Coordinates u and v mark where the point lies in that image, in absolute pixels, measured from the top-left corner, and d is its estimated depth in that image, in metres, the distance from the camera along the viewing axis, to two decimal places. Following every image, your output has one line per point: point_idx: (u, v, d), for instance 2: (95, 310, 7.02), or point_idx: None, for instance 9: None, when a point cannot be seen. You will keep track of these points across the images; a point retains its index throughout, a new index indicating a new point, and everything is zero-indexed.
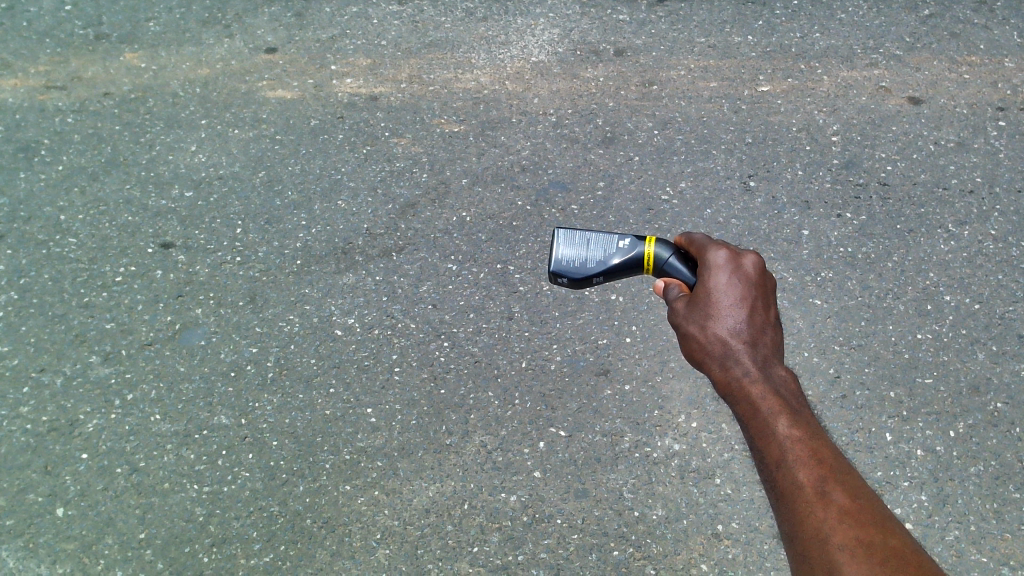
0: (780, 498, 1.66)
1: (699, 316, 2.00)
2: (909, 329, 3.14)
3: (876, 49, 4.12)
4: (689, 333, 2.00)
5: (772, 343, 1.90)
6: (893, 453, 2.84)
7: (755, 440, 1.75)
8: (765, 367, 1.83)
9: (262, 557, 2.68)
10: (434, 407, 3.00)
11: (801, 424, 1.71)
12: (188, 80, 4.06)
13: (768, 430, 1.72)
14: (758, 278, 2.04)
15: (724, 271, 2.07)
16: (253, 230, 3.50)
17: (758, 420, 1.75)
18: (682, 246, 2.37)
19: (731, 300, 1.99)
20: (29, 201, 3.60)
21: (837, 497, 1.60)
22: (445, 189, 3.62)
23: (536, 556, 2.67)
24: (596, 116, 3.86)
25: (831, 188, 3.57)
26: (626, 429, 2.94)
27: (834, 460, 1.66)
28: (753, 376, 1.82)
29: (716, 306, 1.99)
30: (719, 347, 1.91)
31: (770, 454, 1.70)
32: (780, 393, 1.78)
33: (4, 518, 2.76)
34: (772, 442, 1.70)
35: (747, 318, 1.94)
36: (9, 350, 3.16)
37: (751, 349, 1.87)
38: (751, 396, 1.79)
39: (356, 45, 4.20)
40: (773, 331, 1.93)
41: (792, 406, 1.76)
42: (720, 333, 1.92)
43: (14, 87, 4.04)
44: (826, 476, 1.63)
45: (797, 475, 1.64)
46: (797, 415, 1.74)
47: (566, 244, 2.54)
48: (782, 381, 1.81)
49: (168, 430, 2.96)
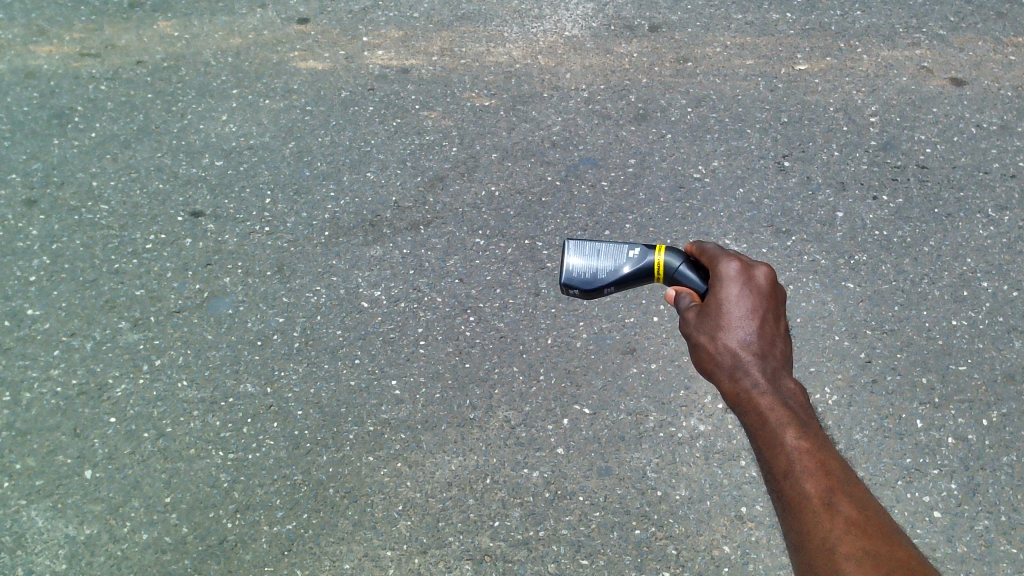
0: (786, 511, 1.52)
1: (708, 324, 1.84)
2: (943, 315, 3.08)
3: (919, 28, 4.02)
4: (697, 342, 1.84)
5: (783, 354, 1.74)
6: (924, 440, 2.79)
7: (761, 453, 1.60)
8: (775, 378, 1.68)
9: (285, 524, 2.70)
10: (459, 382, 2.99)
11: (810, 436, 1.56)
12: (220, 50, 4.06)
13: (776, 441, 1.57)
14: (770, 286, 1.87)
15: (735, 279, 1.90)
16: (282, 201, 3.50)
17: (765, 431, 1.60)
18: (693, 253, 2.18)
19: (741, 310, 1.82)
20: (62, 168, 3.63)
21: (845, 509, 1.45)
22: (475, 164, 3.60)
23: (557, 532, 2.66)
24: (628, 93, 3.81)
25: (868, 169, 3.50)
26: (650, 408, 2.92)
27: (846, 472, 1.52)
28: (763, 387, 1.66)
29: (726, 315, 1.82)
30: (728, 358, 1.75)
31: (775, 464, 1.55)
32: (788, 404, 1.63)
33: (34, 479, 2.81)
34: (778, 453, 1.56)
35: (757, 328, 1.78)
36: (40, 314, 3.20)
37: (760, 360, 1.71)
38: (759, 408, 1.63)
39: (388, 17, 4.17)
40: (784, 342, 1.77)
41: (802, 417, 1.61)
42: (729, 343, 1.76)
43: (49, 54, 4.07)
44: (835, 487, 1.49)
45: (805, 486, 1.50)
46: (806, 426, 1.59)
47: (576, 254, 2.41)
48: (792, 393, 1.65)
49: (194, 397, 2.98)
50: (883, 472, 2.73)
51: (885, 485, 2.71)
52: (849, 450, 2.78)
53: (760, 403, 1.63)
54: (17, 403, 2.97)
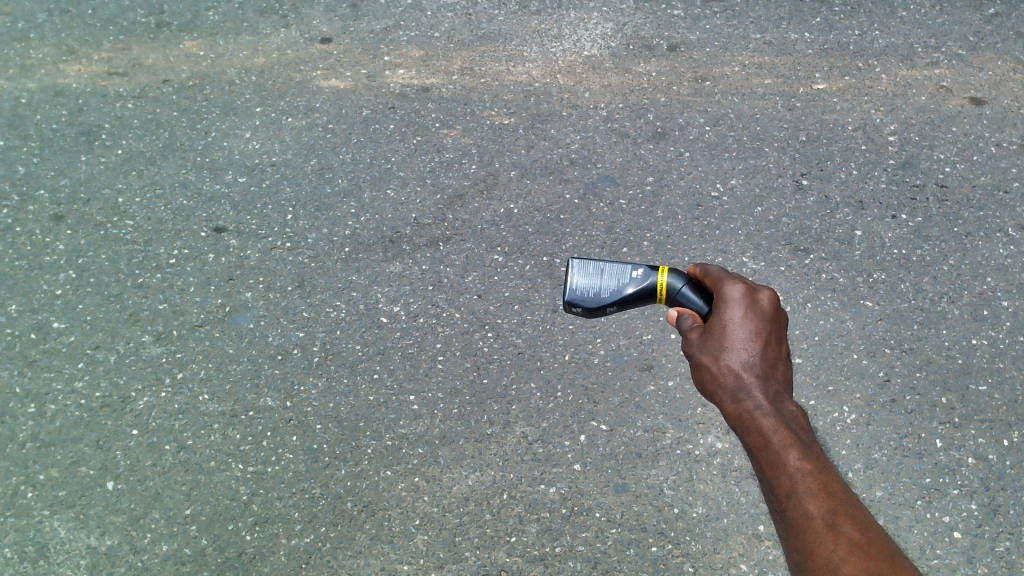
0: (788, 532, 1.51)
1: (711, 345, 1.85)
2: (963, 334, 3.07)
3: (938, 48, 4.03)
4: (700, 363, 1.84)
5: (785, 378, 1.76)
6: (943, 460, 2.77)
7: (763, 473, 1.60)
8: (777, 401, 1.69)
9: (303, 537, 2.72)
10: (476, 397, 3.01)
11: (813, 458, 1.57)
12: (244, 69, 4.13)
13: (778, 463, 1.58)
14: (773, 310, 1.88)
15: (739, 301, 1.92)
16: (304, 217, 3.55)
17: (768, 452, 1.61)
18: (697, 276, 2.20)
19: (744, 332, 1.84)
20: (89, 184, 3.70)
21: (847, 530, 1.45)
22: (494, 181, 3.63)
23: (573, 548, 2.66)
24: (647, 112, 3.83)
25: (886, 188, 3.50)
26: (667, 425, 2.92)
27: (848, 495, 1.52)
28: (765, 409, 1.67)
29: (730, 336, 1.84)
30: (731, 379, 1.76)
31: (778, 484, 1.55)
32: (791, 427, 1.64)
33: (57, 489, 2.84)
34: (781, 474, 1.56)
35: (761, 350, 1.79)
36: (66, 327, 3.26)
37: (763, 382, 1.73)
38: (762, 429, 1.64)
39: (409, 37, 4.23)
40: (786, 366, 1.79)
41: (804, 440, 1.61)
42: (732, 365, 1.77)
43: (78, 72, 4.15)
44: (838, 508, 1.49)
45: (808, 507, 1.50)
46: (808, 448, 1.59)
47: (580, 273, 2.41)
48: (794, 416, 1.66)
49: (216, 410, 3.01)
50: (902, 492, 2.72)
51: (903, 504, 2.69)
52: (868, 469, 2.76)
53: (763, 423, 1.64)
54: (42, 414, 3.02)
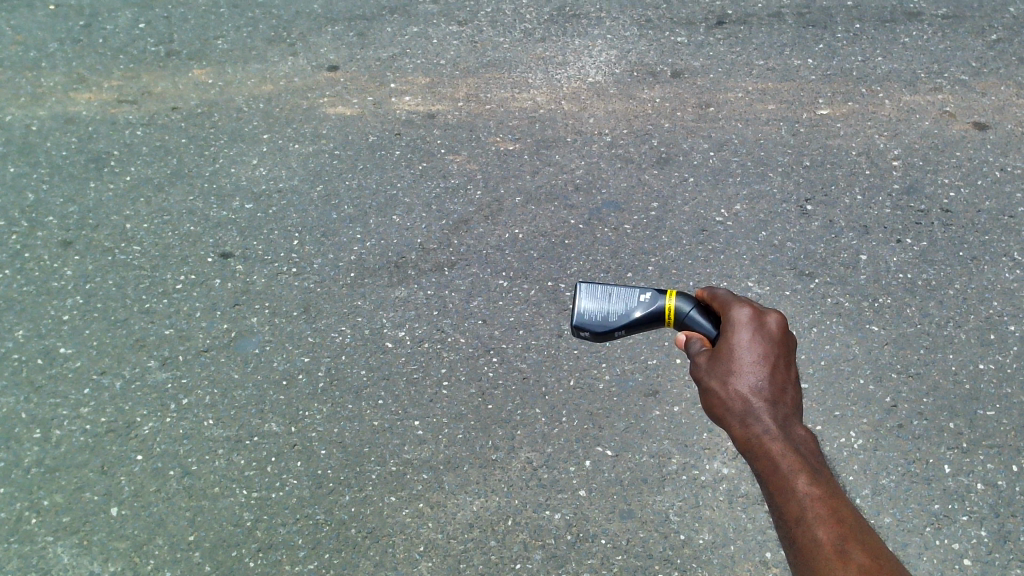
0: (797, 558, 1.50)
1: (719, 369, 1.85)
2: (971, 359, 3.05)
3: (941, 73, 4.05)
4: (707, 387, 1.84)
5: (794, 402, 1.75)
6: (952, 486, 2.75)
7: (771, 498, 1.59)
8: (786, 425, 1.68)
9: (308, 564, 2.71)
10: (481, 422, 3.00)
11: (821, 482, 1.56)
12: (252, 96, 4.17)
13: (787, 488, 1.57)
14: (781, 333, 1.88)
15: (746, 325, 1.92)
16: (310, 243, 3.57)
17: (776, 477, 1.60)
18: (705, 299, 2.21)
19: (752, 356, 1.83)
20: (97, 210, 3.73)
21: (857, 555, 1.43)
22: (499, 207, 3.65)
23: (578, 575, 2.65)
24: (651, 137, 3.85)
25: (891, 212, 3.50)
26: (673, 451, 2.90)
27: (858, 520, 1.50)
28: (774, 433, 1.67)
29: (737, 360, 1.83)
30: (738, 403, 1.75)
31: (786, 510, 1.54)
32: (799, 451, 1.63)
33: (62, 515, 2.84)
34: (789, 498, 1.55)
35: (768, 374, 1.78)
36: (72, 352, 3.27)
37: (771, 406, 1.72)
38: (770, 453, 1.63)
39: (415, 64, 4.27)
40: (794, 389, 1.78)
41: (813, 465, 1.60)
42: (740, 389, 1.77)
43: (88, 100, 4.20)
44: (847, 533, 1.47)
45: (817, 532, 1.49)
46: (817, 473, 1.58)
47: (588, 297, 2.40)
48: (804, 440, 1.65)
49: (220, 435, 3.01)
50: (910, 518, 2.69)
51: (912, 531, 2.66)
52: (876, 495, 2.74)
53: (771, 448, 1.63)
54: (47, 440, 3.02)
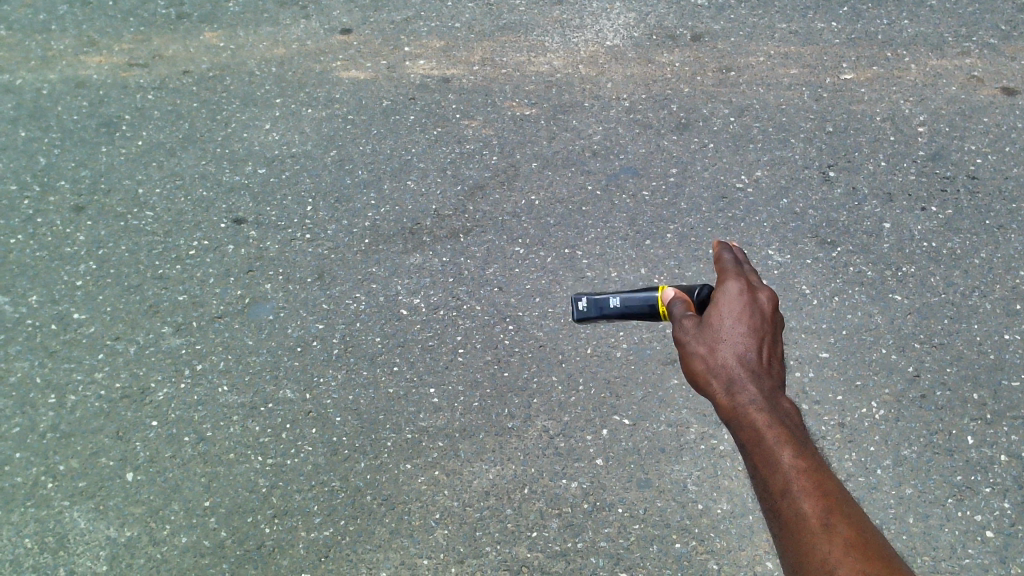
0: (781, 534, 1.34)
1: (705, 335, 1.67)
2: (996, 329, 3.00)
3: (968, 37, 3.94)
4: (690, 354, 1.67)
5: (781, 375, 1.59)
6: (975, 457, 2.71)
7: (753, 470, 1.43)
8: (773, 395, 1.52)
9: (323, 531, 2.70)
10: (497, 390, 2.97)
11: (809, 455, 1.40)
12: (264, 60, 4.11)
13: (772, 458, 1.41)
14: (773, 309, 1.72)
15: (738, 294, 1.74)
16: (323, 208, 3.53)
17: (760, 448, 1.44)
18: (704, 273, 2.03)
19: (741, 324, 1.66)
20: (109, 174, 3.70)
21: (845, 531, 1.29)
22: (515, 172, 3.59)
23: (596, 544, 2.62)
24: (670, 102, 3.78)
25: (916, 180, 3.43)
26: (692, 420, 2.87)
27: (845, 494, 1.36)
28: (760, 403, 1.50)
29: (725, 329, 1.66)
30: (723, 370, 1.59)
31: (770, 482, 1.38)
32: (787, 422, 1.47)
33: (77, 480, 2.84)
34: (774, 470, 1.39)
35: (757, 344, 1.62)
36: (86, 318, 3.25)
37: (756, 376, 1.55)
38: (755, 423, 1.47)
39: (429, 27, 4.19)
40: (782, 363, 1.62)
41: (799, 437, 1.45)
42: (726, 357, 1.60)
43: (99, 63, 4.15)
44: (835, 507, 1.32)
45: (804, 508, 1.33)
46: (804, 444, 1.43)
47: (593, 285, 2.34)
48: (791, 412, 1.49)
49: (235, 401, 3.00)
50: (932, 489, 2.65)
51: (934, 502, 2.63)
52: (897, 466, 2.70)
53: (757, 417, 1.47)
54: (62, 405, 3.02)
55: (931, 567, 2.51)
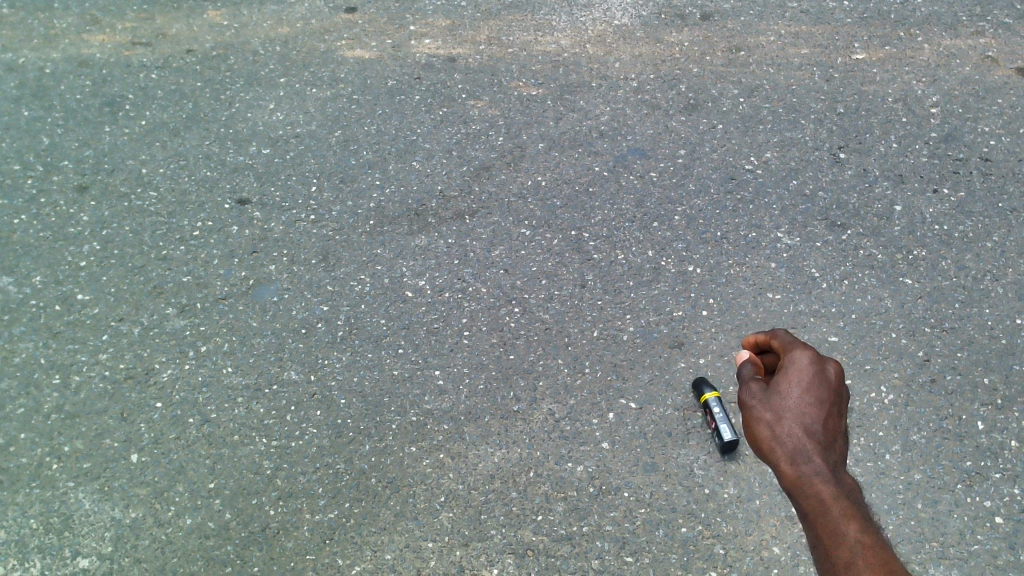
0: None
1: (773, 400, 1.75)
2: (1008, 314, 2.96)
3: (983, 17, 3.88)
4: (757, 417, 1.74)
5: (843, 446, 1.68)
6: (985, 443, 2.68)
7: (819, 543, 1.52)
8: (837, 468, 1.61)
9: (327, 513, 2.68)
10: (503, 373, 2.95)
11: (872, 532, 1.49)
12: (268, 38, 4.07)
13: (839, 535, 1.50)
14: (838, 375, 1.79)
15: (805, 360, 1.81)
16: (328, 189, 3.50)
17: (827, 522, 1.52)
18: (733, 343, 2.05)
19: (808, 392, 1.74)
20: (113, 154, 3.67)
21: None
22: (522, 153, 3.56)
23: (601, 528, 2.61)
24: (678, 83, 3.73)
25: (928, 162, 3.38)
26: (699, 404, 2.85)
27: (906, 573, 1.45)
28: (826, 476, 1.59)
29: (794, 396, 1.74)
30: (790, 439, 1.67)
31: (837, 556, 1.48)
32: (851, 497, 1.56)
33: (82, 462, 2.83)
34: (841, 545, 1.48)
35: (823, 416, 1.70)
36: (90, 299, 3.23)
37: (823, 449, 1.64)
38: (822, 495, 1.56)
39: (435, 6, 4.15)
40: (844, 434, 1.71)
41: (863, 513, 1.54)
42: (794, 427, 1.68)
43: (101, 42, 4.11)
44: None
45: None
46: (868, 522, 1.52)
47: None
48: (853, 484, 1.59)
49: (239, 383, 2.98)
50: (942, 475, 2.63)
51: (943, 487, 2.60)
52: (906, 451, 2.68)
53: (824, 490, 1.56)
54: (66, 386, 3.01)
55: (940, 553, 2.48)
